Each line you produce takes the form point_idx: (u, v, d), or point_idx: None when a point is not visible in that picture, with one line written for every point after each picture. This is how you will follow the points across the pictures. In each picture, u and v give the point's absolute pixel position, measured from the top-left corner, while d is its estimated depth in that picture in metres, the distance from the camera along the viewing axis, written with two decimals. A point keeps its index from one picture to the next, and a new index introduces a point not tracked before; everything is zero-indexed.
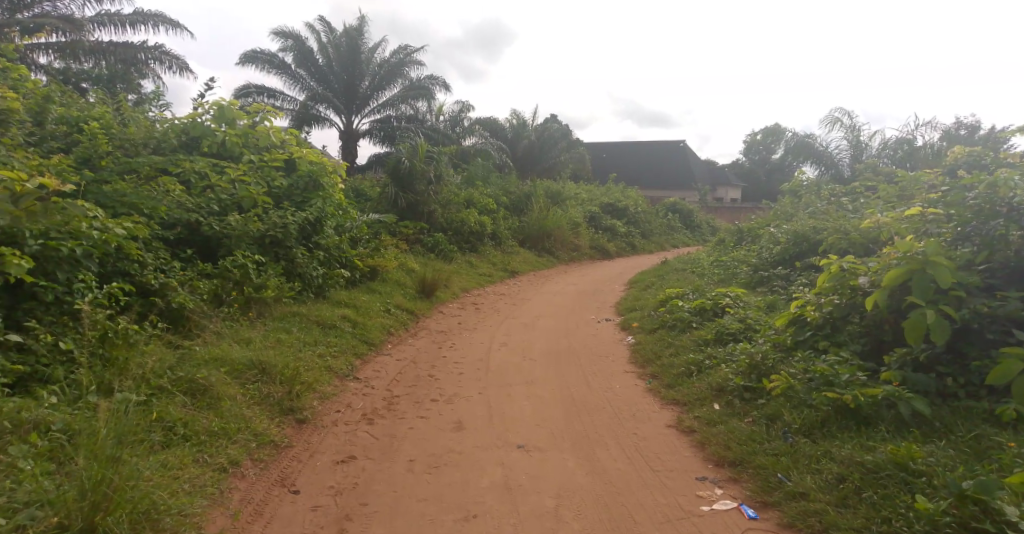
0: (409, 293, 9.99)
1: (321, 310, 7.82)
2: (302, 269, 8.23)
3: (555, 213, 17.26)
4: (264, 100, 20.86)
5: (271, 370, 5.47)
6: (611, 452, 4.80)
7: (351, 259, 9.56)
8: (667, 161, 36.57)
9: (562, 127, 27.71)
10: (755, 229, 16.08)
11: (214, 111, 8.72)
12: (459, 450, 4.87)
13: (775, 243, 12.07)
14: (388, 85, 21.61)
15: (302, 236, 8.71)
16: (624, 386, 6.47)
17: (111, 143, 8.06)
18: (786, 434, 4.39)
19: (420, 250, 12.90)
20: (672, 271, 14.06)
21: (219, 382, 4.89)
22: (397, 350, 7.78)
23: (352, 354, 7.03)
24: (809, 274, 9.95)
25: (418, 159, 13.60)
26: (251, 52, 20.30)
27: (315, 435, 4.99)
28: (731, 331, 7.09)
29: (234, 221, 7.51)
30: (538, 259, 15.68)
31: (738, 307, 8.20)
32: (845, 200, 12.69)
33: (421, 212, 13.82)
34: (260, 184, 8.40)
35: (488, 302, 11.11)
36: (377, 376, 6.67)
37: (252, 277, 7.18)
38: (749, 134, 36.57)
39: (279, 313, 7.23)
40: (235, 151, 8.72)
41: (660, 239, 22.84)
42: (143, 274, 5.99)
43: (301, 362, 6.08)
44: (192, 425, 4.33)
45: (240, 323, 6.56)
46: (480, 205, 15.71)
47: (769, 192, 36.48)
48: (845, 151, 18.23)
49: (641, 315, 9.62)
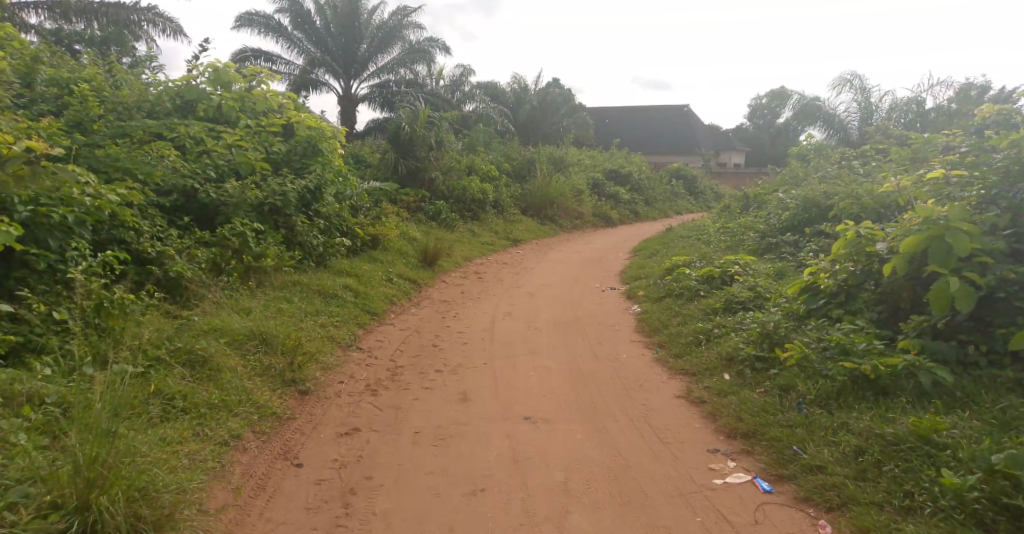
0: (411, 262, 9.84)
1: (322, 279, 7.69)
2: (301, 237, 8.06)
3: (558, 180, 17.01)
4: (261, 64, 20.45)
5: (272, 340, 5.34)
6: (619, 424, 4.70)
7: (352, 228, 9.39)
8: (671, 126, 36.06)
9: (564, 92, 27.25)
10: (762, 196, 15.86)
11: (209, 74, 8.46)
12: (464, 422, 4.77)
13: (784, 209, 11.90)
14: (386, 49, 21.18)
15: (302, 203, 8.53)
16: (632, 356, 6.38)
17: (103, 106, 7.83)
18: (801, 406, 4.28)
19: (422, 219, 12.71)
20: (677, 238, 13.90)
21: (219, 352, 4.76)
22: (401, 320, 7.66)
23: (354, 324, 6.91)
24: (818, 241, 9.79)
25: (419, 125, 13.33)
26: (247, 14, 19.82)
27: (318, 406, 4.89)
28: (741, 300, 6.96)
29: (230, 188, 7.32)
30: (541, 227, 15.49)
31: (747, 275, 8.05)
32: (856, 164, 12.48)
33: (422, 179, 13.60)
34: (258, 149, 8.20)
35: (491, 271, 10.96)
36: (380, 346, 6.56)
37: (251, 246, 7.02)
38: (754, 98, 36.05)
39: (280, 282, 7.10)
40: (231, 115, 8.48)
41: (664, 206, 22.63)
42: (139, 242, 5.85)
43: (303, 333, 5.96)
44: (191, 398, 4.21)
45: (240, 292, 6.42)
46: (482, 172, 15.46)
47: (774, 158, 36.09)
48: (853, 114, 17.91)
49: (647, 283, 9.50)
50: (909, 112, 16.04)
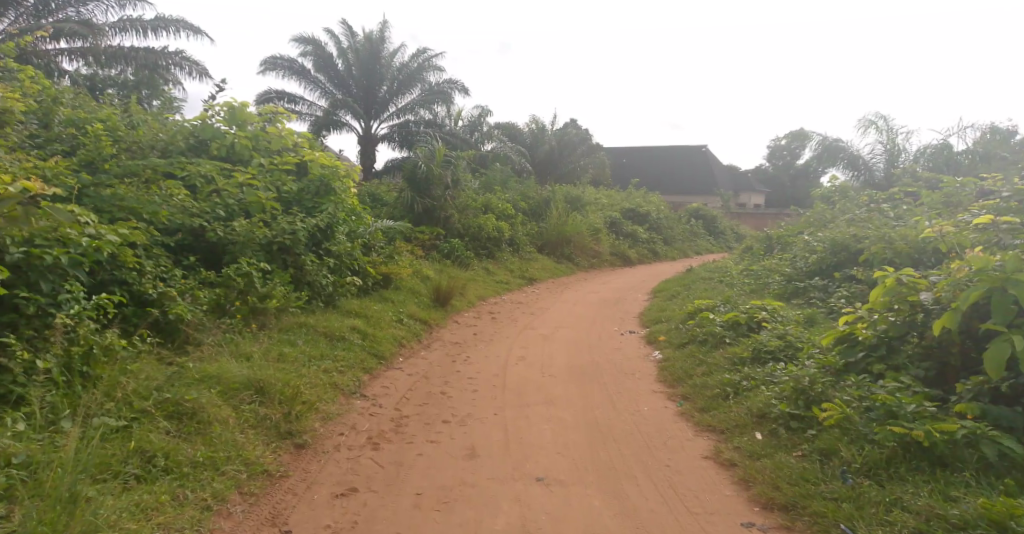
0: (423, 302, 9.54)
1: (330, 320, 7.39)
2: (311, 277, 7.80)
3: (575, 219, 16.74)
4: (284, 105, 20.59)
5: (269, 388, 5.00)
6: (641, 489, 4.28)
7: (363, 267, 9.12)
8: (689, 166, 35.86)
9: (582, 132, 27.21)
10: (786, 237, 15.47)
11: (224, 112, 8.32)
12: (471, 483, 4.38)
13: (811, 252, 11.51)
14: (407, 90, 21.27)
15: (313, 242, 8.27)
16: (653, 409, 5.97)
17: (116, 146, 7.67)
18: (845, 475, 3.86)
19: (436, 257, 12.45)
20: (699, 279, 13.51)
21: (211, 403, 4.43)
22: (409, 364, 7.32)
23: (360, 369, 6.58)
24: (850, 286, 9.38)
25: (436, 163, 13.15)
26: (271, 58, 20.03)
27: (315, 462, 4.53)
28: (770, 349, 6.54)
29: (239, 227, 7.07)
30: (557, 266, 15.17)
31: (775, 321, 7.64)
32: (886, 206, 12.09)
33: (437, 217, 13.38)
34: (270, 189, 7.98)
35: (505, 311, 10.63)
36: (386, 393, 6.20)
37: (257, 286, 6.74)
38: (773, 139, 35.85)
39: (286, 324, 6.81)
40: (244, 155, 8.31)
41: (683, 246, 22.27)
42: (141, 283, 5.59)
43: (304, 381, 5.62)
44: (174, 456, 3.88)
45: (243, 336, 6.12)
46: (499, 210, 15.23)
47: (794, 199, 35.71)
48: (879, 155, 17.57)
49: (668, 327, 9.11)
50: (938, 154, 15.70)
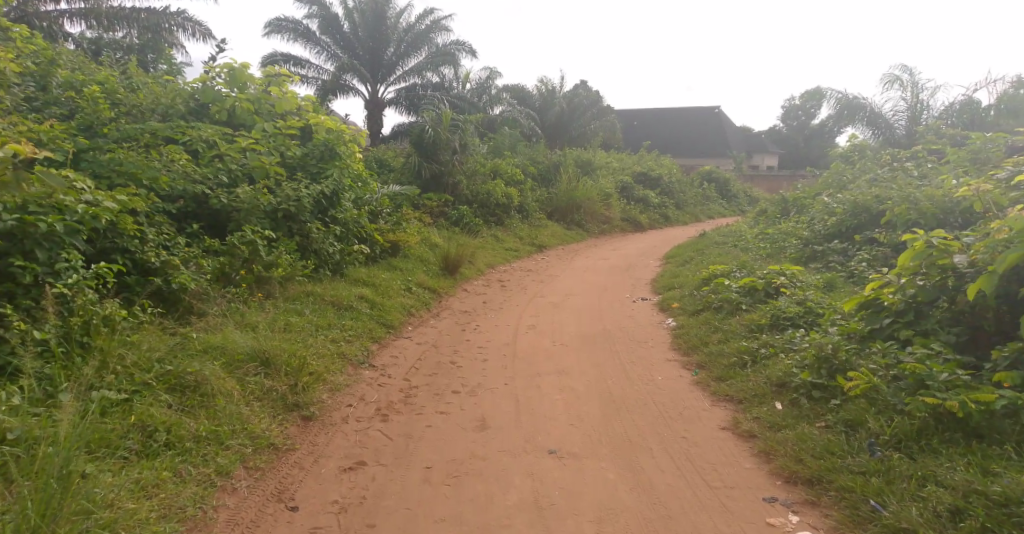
0: (431, 270, 9.38)
1: (337, 289, 7.24)
2: (317, 245, 7.63)
3: (585, 184, 16.44)
4: (290, 69, 20.21)
5: (273, 358, 4.86)
6: (657, 462, 4.14)
7: (370, 234, 8.95)
8: (701, 129, 35.23)
9: (592, 95, 26.69)
10: (801, 200, 15.15)
11: (225, 74, 8.01)
12: (482, 456, 4.24)
13: (829, 215, 11.24)
14: (414, 53, 20.85)
15: (318, 210, 8.07)
16: (668, 378, 5.82)
17: (115, 109, 7.45)
18: (873, 447, 3.71)
19: (445, 224, 12.24)
20: (712, 244, 13.27)
21: (214, 375, 4.30)
22: (418, 333, 7.19)
23: (368, 338, 6.44)
24: (870, 250, 9.13)
25: (444, 128, 12.85)
26: (276, 20, 19.62)
27: (322, 435, 4.41)
28: (789, 315, 6.36)
29: (243, 193, 6.86)
30: (568, 232, 14.93)
31: (793, 287, 7.42)
32: (907, 167, 11.77)
33: (446, 183, 13.14)
34: (274, 154, 7.75)
35: (515, 279, 10.47)
36: (395, 363, 6.07)
37: (262, 254, 6.57)
38: (787, 99, 35.07)
39: (293, 293, 6.67)
40: (247, 118, 8.02)
41: (694, 210, 21.94)
42: (144, 251, 5.43)
43: (310, 351, 5.49)
44: (176, 431, 3.77)
45: (248, 305, 5.98)
46: (508, 175, 14.94)
47: (807, 161, 35.11)
48: (901, 112, 17.12)
49: (681, 294, 8.93)
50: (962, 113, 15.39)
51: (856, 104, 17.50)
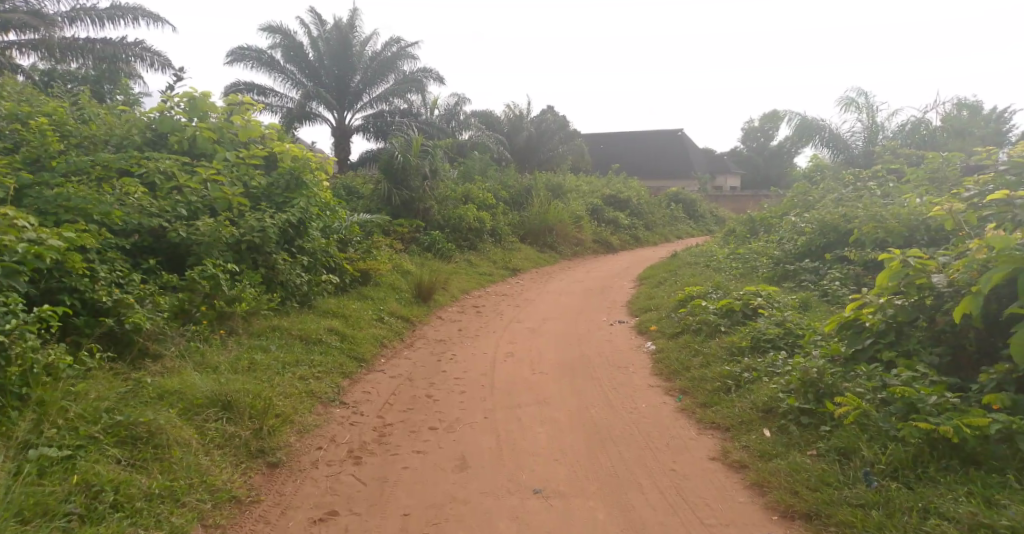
0: (404, 298, 9.13)
1: (305, 322, 6.96)
2: (283, 277, 7.35)
3: (556, 206, 16.37)
4: (253, 97, 19.90)
5: (235, 401, 4.57)
6: (648, 499, 3.96)
7: (339, 263, 8.69)
8: (667, 150, 35.68)
9: (559, 118, 26.83)
10: (770, 219, 15.30)
11: (184, 103, 7.71)
12: (463, 500, 4.01)
13: (800, 234, 11.31)
14: (380, 80, 20.75)
15: (284, 240, 7.78)
16: (651, 405, 5.66)
17: (66, 142, 7.13)
18: (869, 477, 3.58)
19: (416, 251, 12.02)
20: (685, 264, 13.27)
21: (170, 423, 4.01)
22: (392, 365, 6.93)
23: (338, 374, 6.18)
24: (842, 268, 9.16)
25: (413, 154, 12.67)
26: (238, 48, 19.33)
27: (290, 483, 4.14)
28: (769, 337, 6.27)
29: (203, 225, 6.56)
30: (540, 255, 14.81)
31: (771, 307, 7.36)
32: (872, 185, 11.94)
33: (416, 209, 12.95)
34: (237, 184, 7.46)
35: (490, 304, 10.26)
36: (368, 400, 5.81)
37: (224, 289, 6.27)
38: (747, 120, 35.74)
39: (258, 328, 6.38)
40: (208, 148, 7.69)
41: (664, 230, 22.06)
42: (94, 290, 5.13)
43: (276, 390, 5.21)
44: (126, 489, 3.47)
45: (209, 344, 5.69)
46: (479, 200, 14.80)
47: (769, 181, 35.75)
48: (858, 133, 17.52)
49: (658, 316, 8.83)
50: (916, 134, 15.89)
51: (815, 124, 17.86)
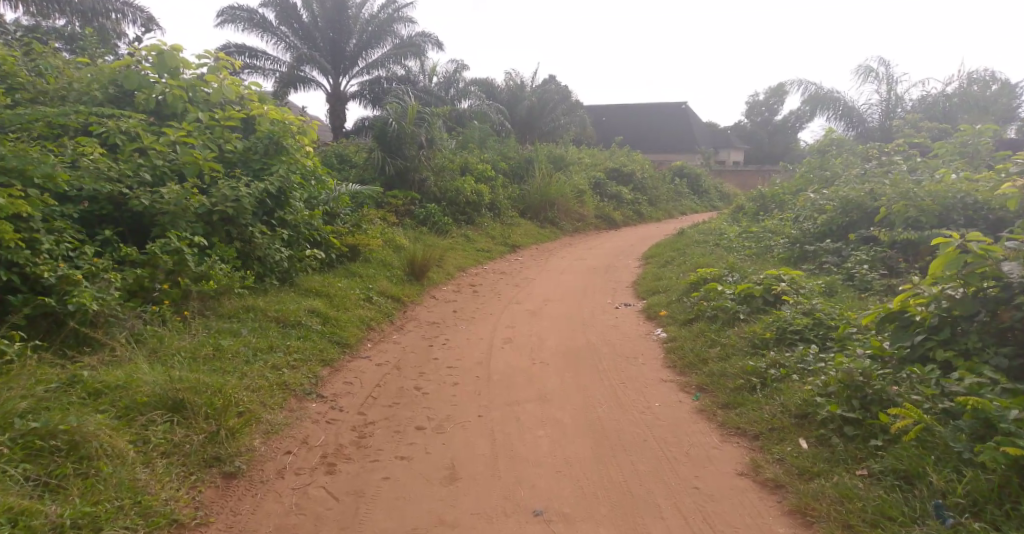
0: (395, 275, 8.47)
1: (283, 303, 6.31)
2: (261, 251, 6.64)
3: (559, 180, 15.64)
4: (244, 61, 18.93)
5: (186, 398, 3.91)
6: (669, 528, 3.37)
7: (325, 237, 8.00)
8: (671, 124, 34.73)
9: (562, 89, 25.88)
10: (782, 196, 14.66)
11: (151, 58, 6.80)
12: (452, 523, 3.42)
13: (819, 213, 10.63)
14: (377, 44, 19.87)
15: (262, 211, 7.05)
16: (665, 404, 5.06)
17: (15, 97, 6.37)
18: (941, 511, 3.04)
19: (410, 224, 11.32)
20: (693, 243, 12.58)
21: (100, 432, 3.38)
22: (379, 351, 6.30)
23: (318, 362, 5.54)
24: (869, 250, 8.52)
25: (409, 121, 11.87)
26: (230, 9, 18.31)
27: (247, 497, 3.53)
28: (797, 329, 5.66)
29: (168, 192, 5.84)
30: (541, 231, 14.12)
31: (796, 294, 6.71)
32: (896, 160, 11.23)
33: (411, 180, 12.23)
34: (211, 148, 6.68)
35: (488, 283, 9.61)
36: (349, 393, 5.18)
37: (190, 265, 5.58)
38: (753, 94, 34.84)
39: (228, 309, 5.71)
40: (178, 107, 6.85)
41: (668, 206, 21.34)
42: (36, 265, 4.51)
43: (241, 384, 4.56)
44: (30, 520, 2.85)
45: (169, 327, 5.05)
46: (477, 171, 14.04)
47: (773, 157, 34.95)
48: (874, 106, 16.61)
49: (668, 300, 8.18)
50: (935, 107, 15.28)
51: (829, 95, 16.99)
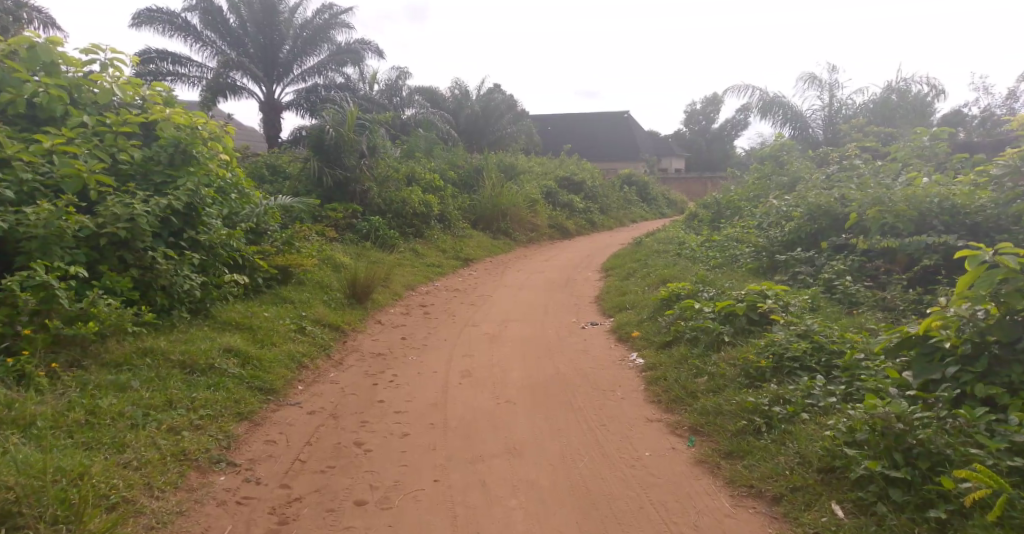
0: (334, 300, 7.46)
1: (191, 342, 5.26)
2: (166, 280, 5.56)
3: (509, 189, 14.79)
4: (167, 66, 17.52)
5: (16, 496, 2.96)
6: None
7: (250, 258, 6.94)
8: (616, 131, 34.45)
9: (508, 97, 25.08)
10: (738, 202, 14.20)
11: (21, 51, 5.69)
12: None
13: (785, 220, 10.10)
14: (312, 50, 18.75)
15: (169, 232, 5.98)
16: (657, 453, 4.27)
17: None
18: None
19: (351, 239, 10.29)
20: (653, 252, 11.93)
21: None
22: (311, 395, 5.31)
23: (231, 417, 4.54)
24: (845, 259, 7.92)
25: (347, 128, 10.87)
26: (147, 10, 16.86)
27: None
28: (796, 355, 4.94)
29: (34, 213, 4.88)
30: (494, 243, 13.25)
31: (785, 312, 6.02)
32: (858, 161, 10.81)
33: (351, 192, 11.22)
34: (99, 158, 5.67)
35: (440, 303, 8.67)
36: (270, 457, 4.19)
37: (63, 303, 4.57)
38: (690, 102, 35.01)
39: (117, 354, 4.68)
40: (56, 110, 5.80)
41: (619, 214, 20.79)
42: None
43: (116, 461, 3.57)
44: None
45: (28, 385, 4.06)
46: (424, 181, 13.06)
47: (715, 164, 35.06)
48: (818, 111, 16.39)
49: (638, 318, 7.42)
50: (880, 112, 15.08)
51: (776, 100, 16.63)
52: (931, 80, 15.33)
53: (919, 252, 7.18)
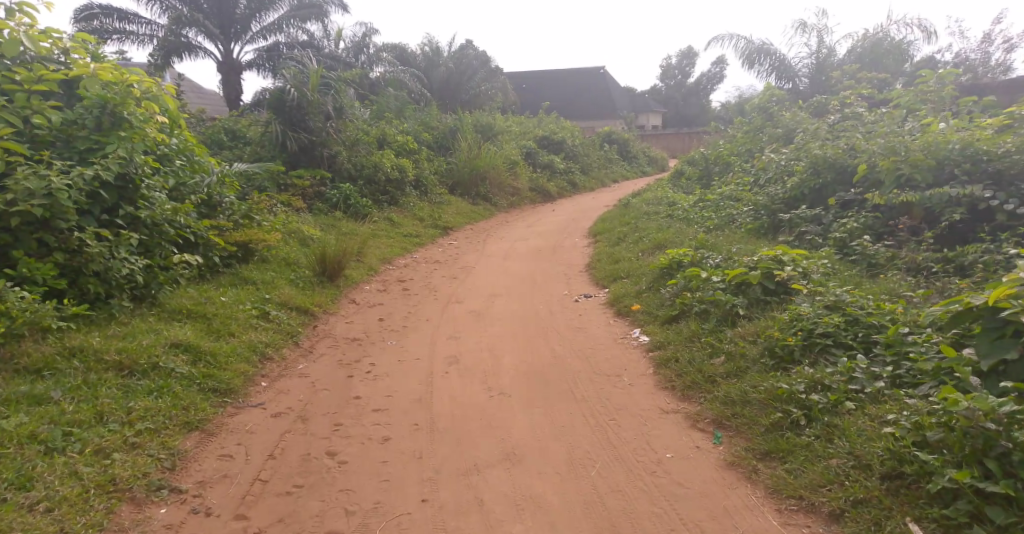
0: (302, 278, 6.70)
1: (128, 337, 4.51)
2: (98, 264, 4.74)
3: (487, 150, 13.96)
4: (115, 26, 16.21)
5: None
6: None
7: (204, 235, 6.12)
8: (593, 89, 33.49)
9: (481, 54, 23.97)
10: (726, 157, 13.55)
11: None
12: None
13: (784, 176, 9.46)
14: (272, 7, 17.52)
15: (103, 207, 5.16)
16: (679, 455, 3.64)
17: None
18: None
19: (320, 209, 9.48)
20: (642, 214, 11.28)
21: None
22: (275, 393, 4.60)
23: (178, 429, 3.84)
24: (856, 215, 7.31)
25: (312, 88, 9.96)
26: None
27: None
28: (829, 331, 4.32)
29: None
30: (473, 208, 12.49)
31: (807, 280, 5.40)
32: (856, 110, 10.17)
33: (318, 157, 10.35)
34: (7, 122, 4.83)
35: (419, 277, 7.94)
36: (224, 478, 3.52)
37: None
38: (665, 57, 34.17)
39: (36, 358, 3.97)
40: None
41: (600, 174, 20.05)
42: None
43: (14, 504, 2.98)
44: None
45: None
46: (397, 144, 12.20)
47: (693, 120, 34.34)
48: (805, 59, 15.61)
49: (638, 288, 6.76)
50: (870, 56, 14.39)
51: (762, 48, 15.91)
52: (921, 24, 14.68)
53: (941, 205, 6.60)
